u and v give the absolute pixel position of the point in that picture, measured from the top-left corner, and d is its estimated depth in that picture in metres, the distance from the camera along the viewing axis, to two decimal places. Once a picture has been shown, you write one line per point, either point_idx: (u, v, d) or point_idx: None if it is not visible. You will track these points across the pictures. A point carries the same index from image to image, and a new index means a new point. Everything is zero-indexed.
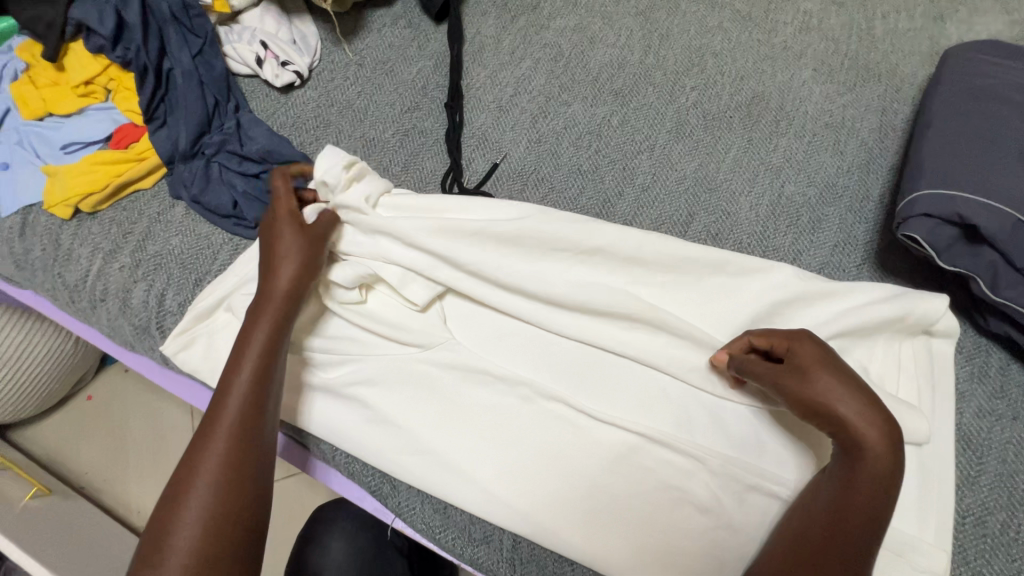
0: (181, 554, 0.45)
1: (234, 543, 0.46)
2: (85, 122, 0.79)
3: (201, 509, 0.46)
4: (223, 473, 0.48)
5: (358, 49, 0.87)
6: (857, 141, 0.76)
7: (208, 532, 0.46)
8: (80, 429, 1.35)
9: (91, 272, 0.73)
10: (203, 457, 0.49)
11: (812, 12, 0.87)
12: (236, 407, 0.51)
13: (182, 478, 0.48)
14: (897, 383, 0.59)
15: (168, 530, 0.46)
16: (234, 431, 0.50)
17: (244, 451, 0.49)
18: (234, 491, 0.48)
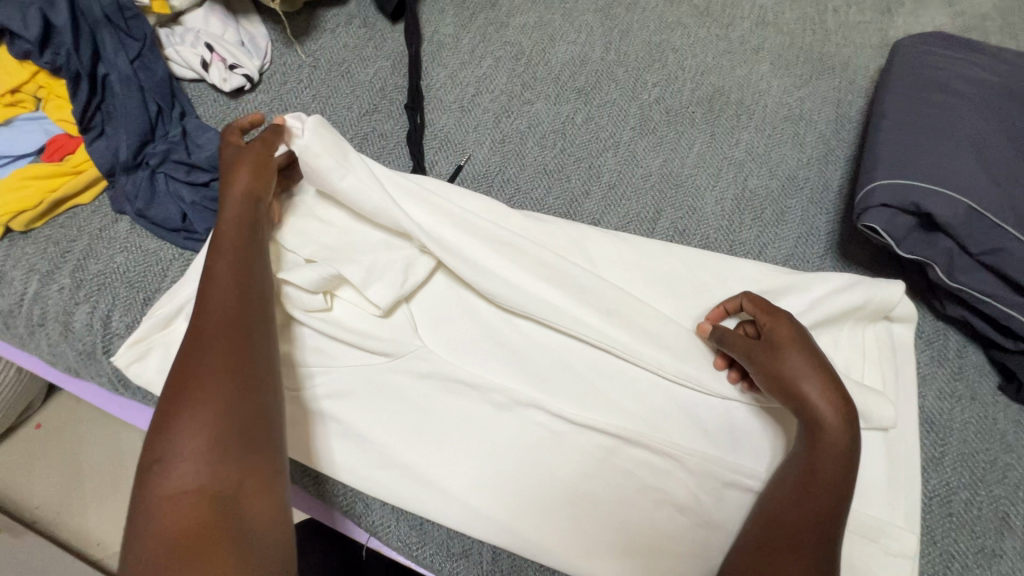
0: (190, 456, 0.42)
1: (247, 445, 0.44)
2: (14, 134, 0.74)
3: (203, 410, 0.43)
4: (221, 375, 0.45)
5: (311, 51, 0.84)
6: (816, 133, 0.78)
7: (214, 435, 0.43)
8: (29, 460, 1.27)
9: (27, 295, 0.68)
10: (197, 364, 0.46)
11: (768, 7, 0.89)
12: (220, 317, 0.49)
13: (178, 388, 0.45)
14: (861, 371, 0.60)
15: (168, 433, 0.43)
16: (222, 334, 0.48)
17: (238, 355, 0.47)
18: (237, 397, 0.45)
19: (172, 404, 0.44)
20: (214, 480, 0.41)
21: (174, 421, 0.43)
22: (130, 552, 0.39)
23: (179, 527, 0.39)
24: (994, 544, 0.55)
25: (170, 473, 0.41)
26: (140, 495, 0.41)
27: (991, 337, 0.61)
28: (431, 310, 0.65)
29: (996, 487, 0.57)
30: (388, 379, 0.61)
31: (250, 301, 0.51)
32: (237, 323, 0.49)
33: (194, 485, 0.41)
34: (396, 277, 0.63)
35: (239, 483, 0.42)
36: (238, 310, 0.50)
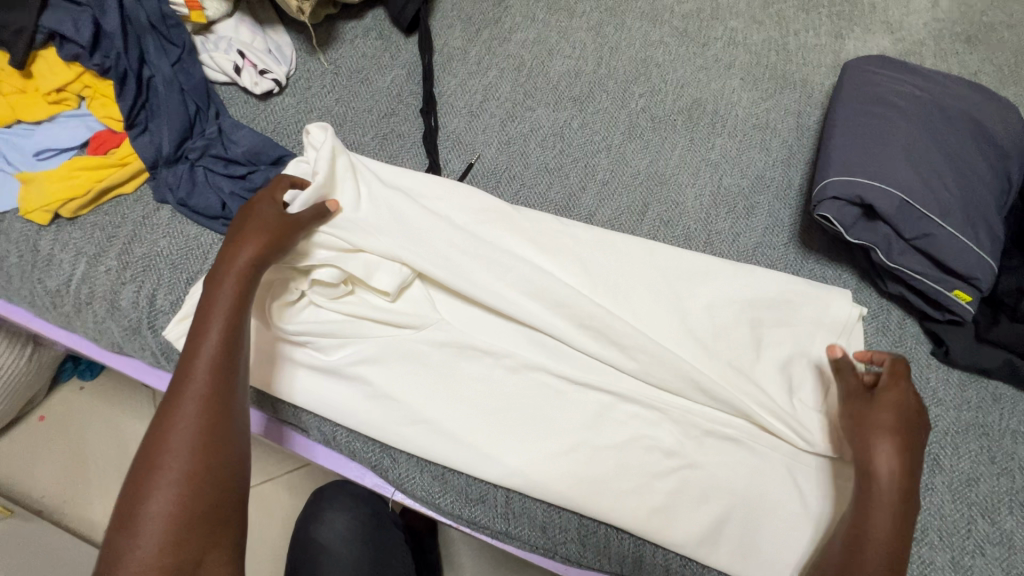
0: (148, 539, 0.47)
1: (199, 535, 0.48)
2: (58, 128, 0.80)
3: (168, 490, 0.49)
4: (187, 455, 0.50)
5: (332, 59, 0.92)
6: (780, 140, 0.89)
7: (174, 517, 0.48)
8: (34, 450, 1.30)
9: (76, 276, 0.74)
10: (169, 441, 0.50)
11: (738, 29, 1.01)
12: (202, 381, 0.53)
13: (150, 455, 0.51)
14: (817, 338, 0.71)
15: (140, 500, 0.48)
16: (198, 410, 0.52)
17: (210, 443, 0.51)
18: (200, 484, 0.50)
19: (148, 475, 0.49)
20: (171, 562, 0.47)
21: (144, 497, 0.48)
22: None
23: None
24: (927, 480, 0.66)
25: (128, 556, 0.46)
26: (110, 560, 0.47)
27: (923, 309, 0.73)
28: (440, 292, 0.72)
29: (929, 433, 0.68)
30: (406, 348, 0.69)
31: (224, 380, 0.54)
32: (212, 409, 0.52)
33: (152, 567, 0.46)
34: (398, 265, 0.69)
35: (195, 564, 0.48)
36: (218, 398, 0.53)
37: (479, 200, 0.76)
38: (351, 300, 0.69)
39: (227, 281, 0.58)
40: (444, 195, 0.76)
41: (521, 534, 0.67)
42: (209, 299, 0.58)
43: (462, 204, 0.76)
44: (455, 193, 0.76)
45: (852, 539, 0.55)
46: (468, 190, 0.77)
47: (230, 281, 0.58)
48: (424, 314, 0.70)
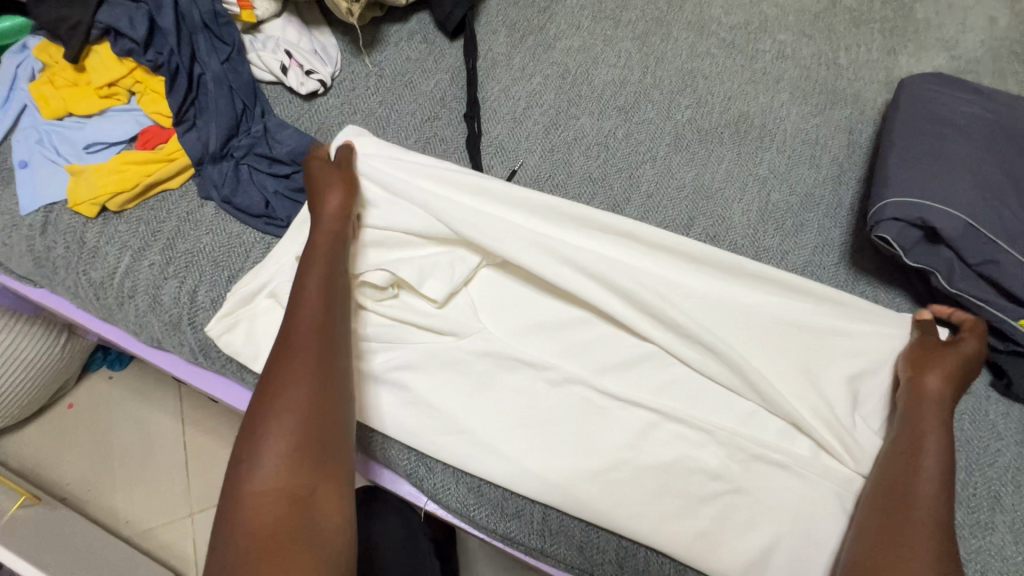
0: (272, 461, 0.52)
1: (315, 459, 0.54)
2: (108, 122, 0.80)
3: (287, 419, 0.54)
4: (303, 387, 0.56)
5: (377, 61, 0.92)
6: (830, 156, 0.87)
7: (292, 443, 0.53)
8: (62, 437, 1.31)
9: (120, 269, 0.75)
10: (284, 378, 0.56)
11: (787, 42, 0.99)
12: (308, 322, 0.60)
13: (267, 391, 0.56)
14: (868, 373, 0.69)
15: (263, 424, 0.54)
16: (308, 347, 0.58)
17: (318, 380, 0.57)
18: (313, 415, 0.55)
19: (266, 404, 0.55)
20: (292, 485, 0.52)
21: (266, 420, 0.54)
22: (221, 528, 0.50)
23: (259, 527, 0.49)
24: (986, 518, 0.63)
25: (257, 473, 0.52)
26: (235, 481, 0.52)
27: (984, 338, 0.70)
28: (486, 299, 0.72)
29: (988, 469, 0.65)
30: (449, 354, 0.68)
31: (327, 327, 0.60)
32: (319, 353, 0.58)
33: (278, 485, 0.51)
34: (445, 272, 0.70)
35: (312, 489, 0.52)
36: (325, 343, 0.59)
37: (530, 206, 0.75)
38: (395, 304, 0.70)
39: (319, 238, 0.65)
40: (504, 191, 0.72)
41: (557, 552, 0.65)
42: (310, 253, 0.65)
43: (513, 210, 0.75)
44: (513, 192, 0.72)
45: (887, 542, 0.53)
46: (531, 190, 0.73)
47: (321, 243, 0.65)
48: (469, 321, 0.70)
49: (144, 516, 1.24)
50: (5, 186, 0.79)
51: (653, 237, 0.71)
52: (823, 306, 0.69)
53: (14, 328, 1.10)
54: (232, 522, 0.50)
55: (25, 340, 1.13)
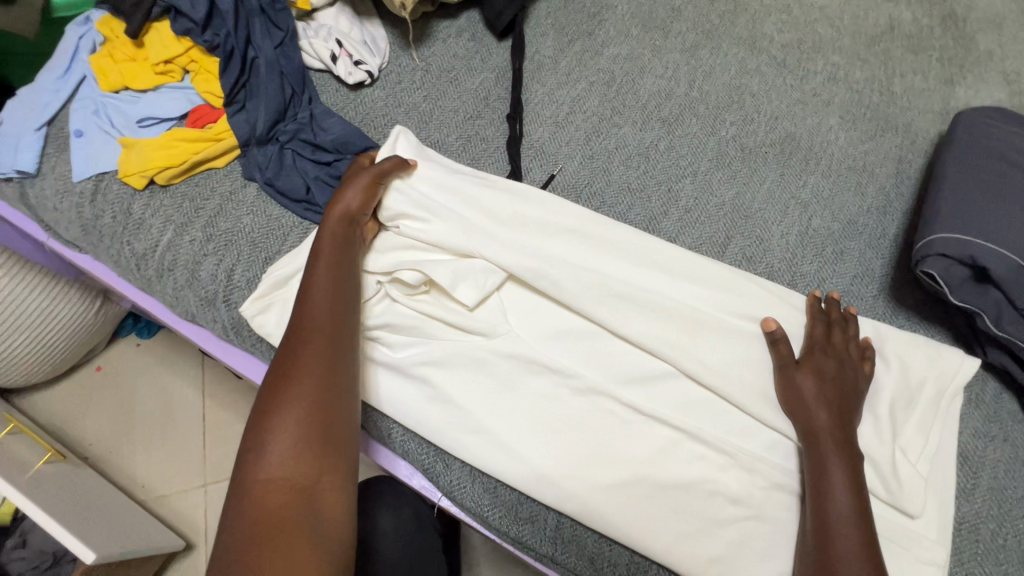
0: (278, 450, 0.52)
1: (318, 450, 0.53)
2: (161, 98, 0.83)
3: (293, 410, 0.54)
4: (310, 382, 0.56)
5: (424, 56, 0.92)
6: (877, 185, 0.85)
7: (297, 432, 0.53)
8: (88, 398, 1.35)
9: (162, 243, 0.77)
10: (293, 369, 0.57)
11: (840, 64, 0.96)
12: (318, 317, 0.60)
13: (277, 382, 0.56)
14: (900, 412, 0.67)
15: (272, 415, 0.54)
16: (316, 341, 0.59)
17: (324, 373, 0.57)
18: (317, 408, 0.55)
19: (276, 396, 0.55)
20: (295, 475, 0.52)
21: (275, 412, 0.54)
22: (226, 515, 0.51)
23: (262, 514, 0.49)
24: (1015, 571, 0.61)
25: (263, 463, 0.52)
26: (244, 471, 0.52)
27: None
28: (517, 305, 0.72)
29: (1021, 521, 0.63)
30: (474, 356, 0.68)
31: (337, 322, 0.61)
32: (326, 347, 0.59)
33: (282, 474, 0.52)
34: (479, 277, 0.70)
35: (315, 480, 0.52)
36: (333, 337, 0.60)
37: (568, 217, 0.76)
38: (425, 301, 0.70)
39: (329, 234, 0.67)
40: (543, 205, 0.76)
41: (566, 560, 0.65)
42: (322, 249, 0.66)
43: (551, 220, 0.75)
44: (550, 206, 0.76)
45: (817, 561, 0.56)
46: (569, 206, 0.76)
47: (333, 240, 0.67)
48: (498, 326, 0.70)
49: (160, 482, 1.27)
50: (60, 153, 0.82)
51: (678, 261, 0.75)
52: None
53: (52, 289, 1.14)
54: (237, 509, 0.50)
55: (61, 301, 1.16)
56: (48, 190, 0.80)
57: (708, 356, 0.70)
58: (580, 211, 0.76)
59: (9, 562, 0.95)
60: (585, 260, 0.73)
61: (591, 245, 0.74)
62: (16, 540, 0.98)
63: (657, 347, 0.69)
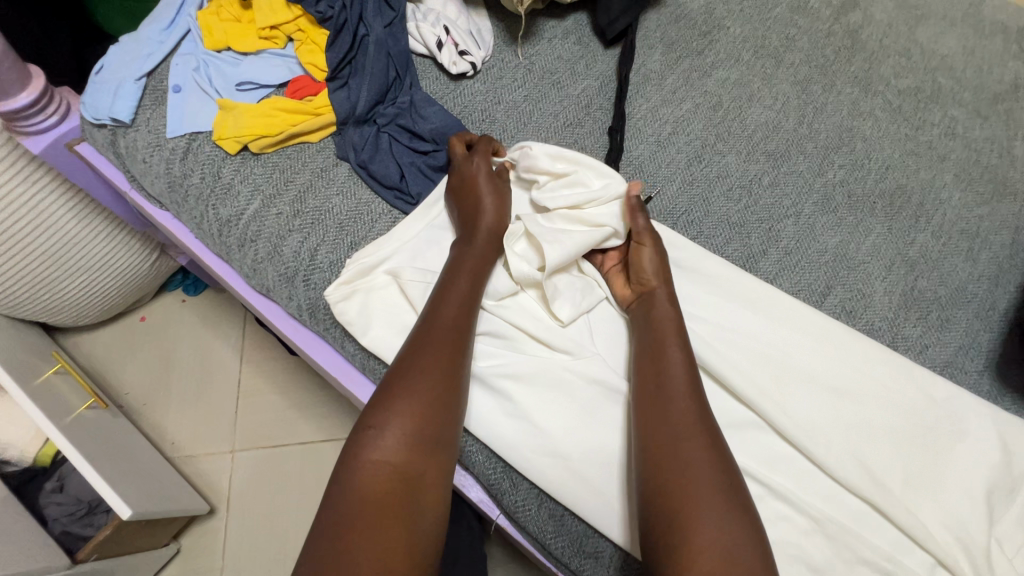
0: (393, 436, 0.54)
1: (428, 446, 0.55)
2: (262, 64, 0.82)
3: (414, 400, 0.56)
4: (432, 377, 0.58)
5: (528, 53, 0.89)
6: (990, 253, 0.80)
7: (413, 424, 0.55)
8: (129, 347, 1.36)
9: (248, 211, 0.75)
10: (418, 363, 0.58)
11: (959, 119, 0.90)
12: (450, 317, 0.62)
13: (400, 368, 0.59)
14: (999, 500, 0.62)
15: (392, 401, 0.56)
16: (442, 339, 0.60)
17: (444, 374, 0.58)
18: (434, 403, 0.56)
19: (398, 383, 0.57)
20: (405, 465, 0.53)
21: (395, 397, 0.56)
22: (336, 485, 0.52)
23: (370, 493, 0.51)
24: None
25: (378, 445, 0.54)
26: (357, 447, 0.54)
27: None
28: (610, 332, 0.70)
29: None
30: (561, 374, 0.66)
31: (463, 327, 0.62)
32: (450, 353, 0.60)
33: (392, 459, 0.53)
34: (576, 296, 0.69)
35: (422, 474, 0.54)
36: (457, 345, 0.61)
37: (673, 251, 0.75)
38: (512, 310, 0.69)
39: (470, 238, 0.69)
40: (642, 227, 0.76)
41: None
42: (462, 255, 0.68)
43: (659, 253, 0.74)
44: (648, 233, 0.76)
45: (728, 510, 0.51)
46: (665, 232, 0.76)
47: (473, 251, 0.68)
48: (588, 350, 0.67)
49: (190, 440, 1.27)
50: (156, 107, 0.81)
51: (777, 303, 0.71)
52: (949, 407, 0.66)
53: (115, 238, 1.12)
54: (349, 481, 0.52)
55: (122, 250, 1.15)
56: (140, 142, 0.80)
57: (796, 410, 0.66)
58: (677, 239, 0.75)
59: (47, 505, 0.98)
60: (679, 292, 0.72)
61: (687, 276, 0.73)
62: (54, 483, 1.01)
63: (747, 394, 0.66)
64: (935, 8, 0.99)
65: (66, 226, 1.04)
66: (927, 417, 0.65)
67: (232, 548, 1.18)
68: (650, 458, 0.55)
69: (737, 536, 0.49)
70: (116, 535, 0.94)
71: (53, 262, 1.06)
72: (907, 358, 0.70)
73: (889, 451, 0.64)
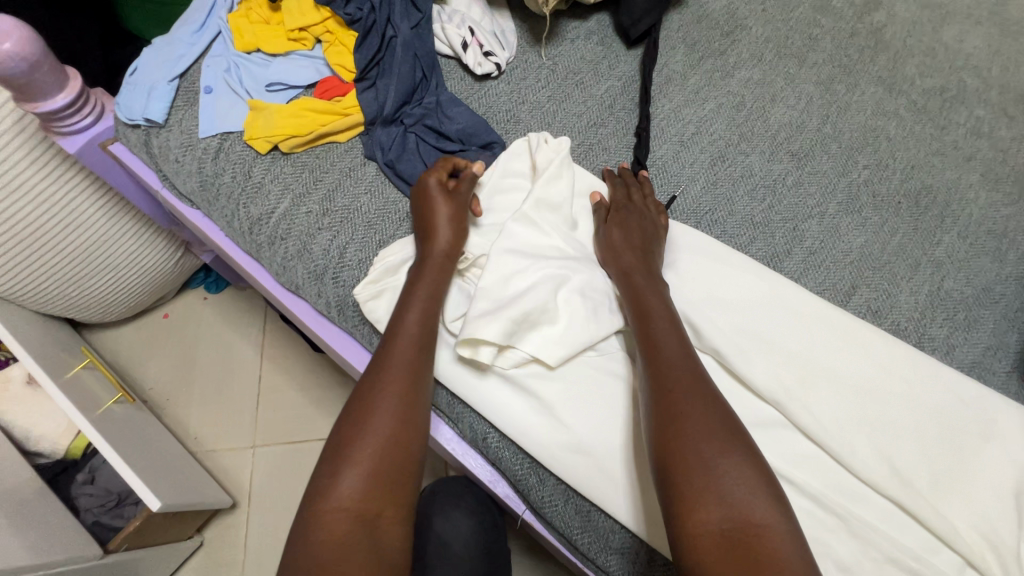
0: (351, 478, 0.54)
1: (384, 484, 0.55)
2: (291, 65, 0.83)
3: (372, 436, 0.56)
4: (384, 413, 0.57)
5: (552, 54, 0.90)
6: (1017, 253, 0.79)
7: (369, 468, 0.55)
8: (153, 343, 1.38)
9: (278, 210, 0.77)
10: (372, 397, 0.58)
11: (985, 119, 0.89)
12: (406, 346, 0.62)
13: (356, 406, 0.58)
14: None
15: (349, 441, 0.56)
16: (393, 372, 0.60)
17: (399, 402, 0.58)
18: (388, 438, 0.56)
19: (356, 420, 0.57)
20: (360, 506, 0.53)
21: (353, 438, 0.56)
22: (299, 533, 0.53)
23: (331, 539, 0.51)
24: None
25: (335, 490, 0.54)
26: (315, 496, 0.54)
27: None
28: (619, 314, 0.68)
29: None
30: (579, 337, 0.66)
31: (416, 353, 0.62)
32: (404, 385, 0.59)
33: (349, 504, 0.53)
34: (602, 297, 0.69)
35: (379, 513, 0.54)
36: (411, 374, 0.60)
37: (675, 251, 0.76)
38: (534, 273, 0.68)
39: (427, 266, 0.67)
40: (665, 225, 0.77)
41: None
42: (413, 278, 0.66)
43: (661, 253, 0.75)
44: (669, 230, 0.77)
45: (748, 499, 0.50)
46: (682, 228, 0.77)
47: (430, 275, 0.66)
48: (600, 326, 0.66)
49: (213, 435, 1.29)
50: (189, 107, 0.82)
51: (802, 301, 0.71)
52: (977, 408, 0.65)
53: (142, 235, 1.15)
54: (308, 532, 0.52)
55: (149, 248, 1.18)
56: (173, 142, 0.81)
57: (822, 410, 0.66)
58: (698, 236, 0.76)
59: (77, 497, 1.01)
60: (704, 287, 0.72)
61: (712, 271, 0.73)
62: (83, 475, 1.04)
63: (771, 393, 0.66)
64: (961, 7, 0.99)
65: (96, 224, 1.06)
66: (952, 418, 0.65)
67: (254, 542, 1.19)
68: (664, 455, 0.53)
69: (771, 516, 0.49)
70: (145, 527, 0.96)
71: (82, 259, 1.09)
72: (932, 357, 0.70)
73: (915, 451, 0.64)
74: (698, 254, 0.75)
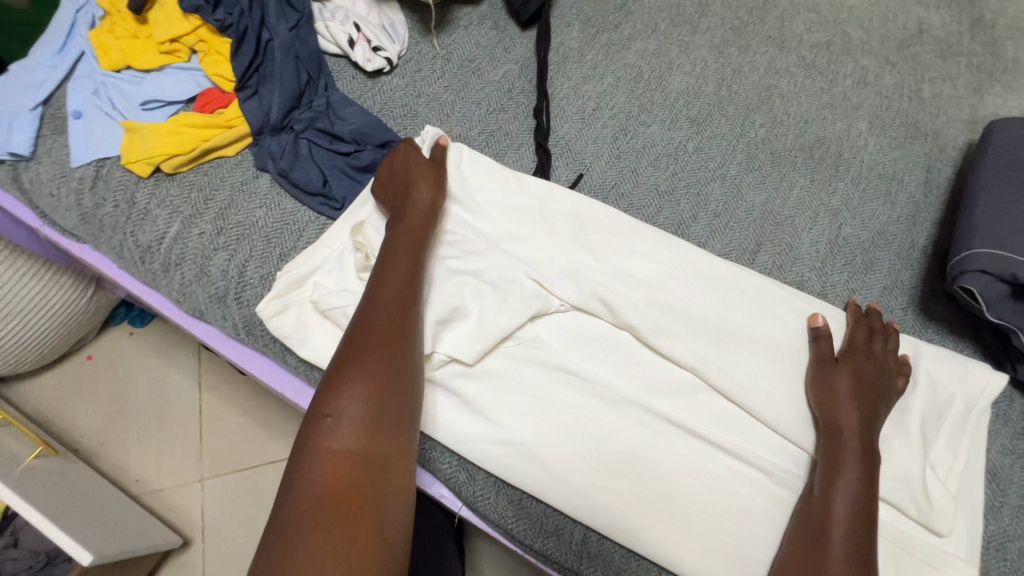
0: (348, 423, 0.53)
1: (379, 428, 0.54)
2: (166, 80, 0.78)
3: (363, 385, 0.55)
4: (380, 361, 0.57)
5: (445, 43, 0.88)
6: (906, 194, 0.83)
7: (365, 413, 0.54)
8: (77, 388, 1.31)
9: (169, 234, 0.73)
10: (364, 348, 0.57)
11: (869, 68, 0.92)
12: (394, 299, 0.61)
13: (343, 363, 0.57)
14: (929, 428, 0.65)
15: (341, 392, 0.55)
16: (387, 323, 0.59)
17: (392, 349, 0.58)
18: (382, 381, 0.56)
19: (344, 373, 0.56)
20: (359, 448, 0.52)
21: (342, 389, 0.55)
22: (292, 484, 0.51)
23: (329, 483, 0.50)
24: None
25: (331, 436, 0.53)
26: (308, 443, 0.53)
27: None
28: (531, 302, 0.69)
29: None
30: (493, 329, 0.67)
31: (406, 300, 0.61)
32: (396, 337, 0.59)
33: (347, 449, 0.52)
34: (511, 291, 0.69)
35: (379, 454, 0.53)
36: (400, 322, 0.60)
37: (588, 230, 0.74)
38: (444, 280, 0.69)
39: (409, 222, 0.67)
40: (580, 201, 0.74)
41: None
42: (395, 236, 0.66)
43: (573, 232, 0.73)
44: (581, 205, 0.74)
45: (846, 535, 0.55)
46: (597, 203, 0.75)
47: (410, 242, 0.66)
48: (511, 317, 0.67)
49: (155, 474, 1.23)
50: (58, 135, 0.77)
51: (709, 265, 0.72)
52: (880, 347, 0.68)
53: (43, 276, 1.07)
54: (303, 482, 0.50)
55: (54, 289, 1.10)
56: (45, 174, 0.76)
57: (737, 368, 0.67)
58: (610, 210, 0.74)
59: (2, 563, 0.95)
60: (613, 264, 0.72)
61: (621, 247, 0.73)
62: (6, 538, 0.97)
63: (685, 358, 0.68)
64: None
65: None
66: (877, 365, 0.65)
67: None
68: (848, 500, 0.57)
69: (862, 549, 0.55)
70: None
71: None
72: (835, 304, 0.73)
73: None
74: (609, 232, 0.73)
